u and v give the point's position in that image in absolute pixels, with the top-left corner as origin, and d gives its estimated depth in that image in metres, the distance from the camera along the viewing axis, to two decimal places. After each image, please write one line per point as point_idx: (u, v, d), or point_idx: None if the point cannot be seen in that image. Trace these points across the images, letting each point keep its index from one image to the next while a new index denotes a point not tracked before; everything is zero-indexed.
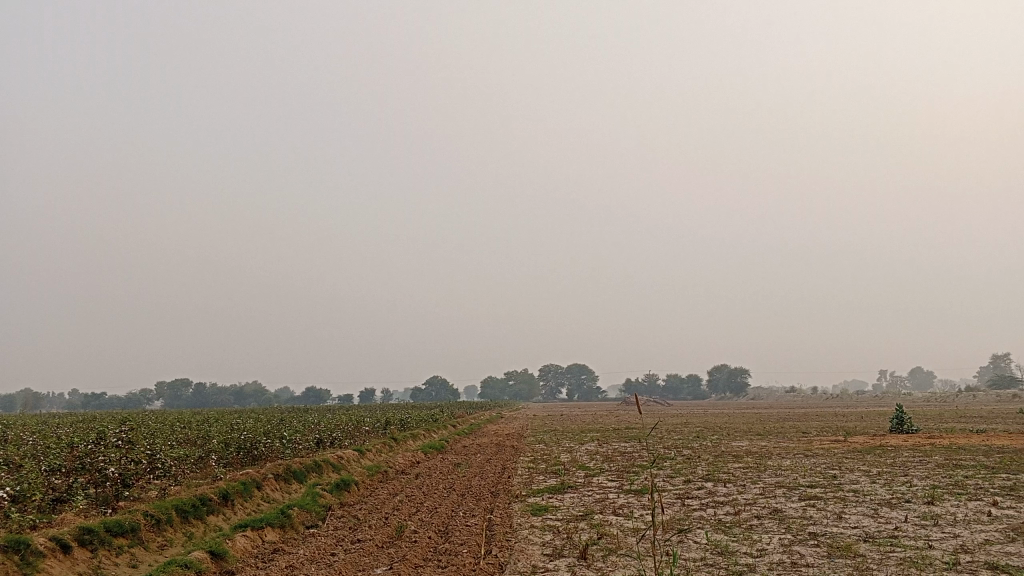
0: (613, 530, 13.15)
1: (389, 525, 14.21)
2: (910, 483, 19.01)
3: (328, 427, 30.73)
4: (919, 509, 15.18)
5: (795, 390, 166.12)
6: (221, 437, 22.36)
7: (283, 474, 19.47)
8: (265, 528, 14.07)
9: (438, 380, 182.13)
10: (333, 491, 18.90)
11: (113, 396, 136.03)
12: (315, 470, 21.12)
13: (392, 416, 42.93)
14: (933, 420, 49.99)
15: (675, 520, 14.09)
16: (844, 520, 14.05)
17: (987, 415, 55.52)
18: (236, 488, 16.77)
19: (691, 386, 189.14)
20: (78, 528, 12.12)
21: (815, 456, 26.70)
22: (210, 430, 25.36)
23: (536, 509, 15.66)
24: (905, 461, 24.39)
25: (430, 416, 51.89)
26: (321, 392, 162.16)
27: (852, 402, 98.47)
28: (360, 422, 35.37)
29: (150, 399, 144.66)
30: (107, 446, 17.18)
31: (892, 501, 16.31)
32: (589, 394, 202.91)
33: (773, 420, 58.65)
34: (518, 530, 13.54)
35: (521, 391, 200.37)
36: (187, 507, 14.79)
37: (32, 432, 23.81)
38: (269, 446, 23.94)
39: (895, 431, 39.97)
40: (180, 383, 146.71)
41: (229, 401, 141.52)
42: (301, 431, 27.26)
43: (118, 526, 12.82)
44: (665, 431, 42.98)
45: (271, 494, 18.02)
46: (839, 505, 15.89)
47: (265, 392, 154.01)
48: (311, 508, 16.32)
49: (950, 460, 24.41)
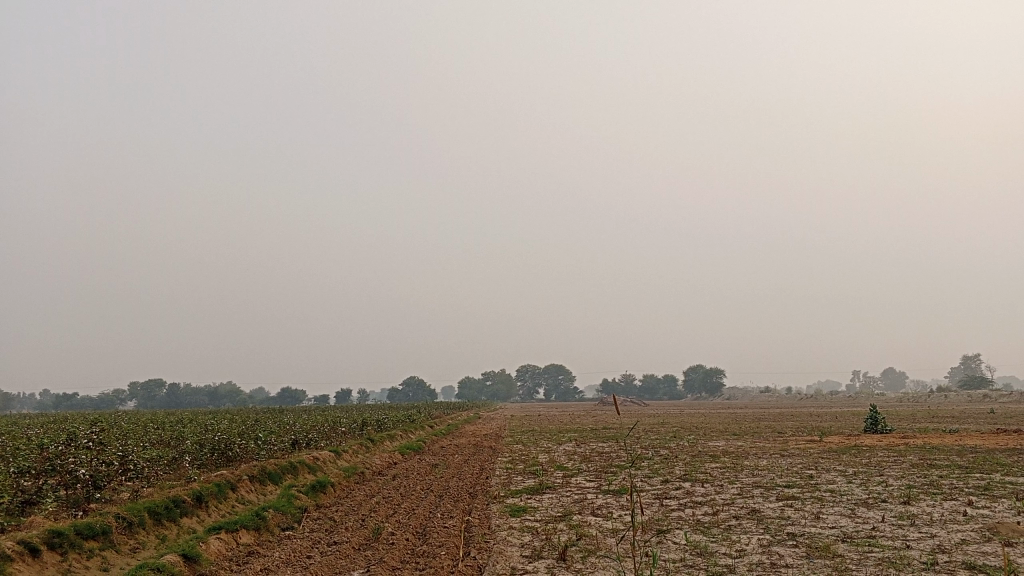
0: (592, 531, 13.09)
1: (367, 527, 14.05)
2: (886, 483, 19.13)
3: (305, 427, 30.53)
4: (896, 509, 15.25)
5: (770, 390, 167.42)
6: (195, 438, 22.13)
7: (258, 475, 19.26)
8: (240, 531, 13.86)
9: (415, 380, 181.50)
10: (309, 492, 18.71)
11: (85, 397, 134.50)
12: (291, 471, 20.92)
13: (369, 416, 42.72)
14: (907, 421, 50.51)
15: (654, 520, 14.08)
16: (822, 520, 14.09)
17: (959, 415, 56.13)
18: (210, 490, 16.55)
19: (667, 387, 189.92)
20: (48, 531, 11.89)
21: (792, 456, 26.86)
22: (184, 430, 25.07)
23: (514, 510, 15.58)
24: (881, 461, 24.58)
25: (408, 416, 51.69)
26: (297, 393, 160.98)
27: (827, 403, 99.29)
28: (337, 423, 35.14)
29: (123, 399, 142.85)
30: (79, 447, 16.93)
31: (869, 500, 16.39)
32: (567, 394, 203.28)
33: (750, 420, 59.00)
34: (497, 531, 13.45)
35: (498, 392, 200.37)
36: (159, 509, 14.57)
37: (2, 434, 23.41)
38: (244, 448, 23.73)
39: (871, 431, 40.31)
40: (154, 384, 145.28)
41: (204, 402, 140.18)
42: (276, 431, 27.03)
43: (89, 529, 12.58)
44: (643, 431, 43.08)
45: (246, 495, 17.81)
46: (817, 505, 15.94)
47: (240, 393, 152.73)
48: (287, 510, 16.11)
49: (925, 460, 24.61)
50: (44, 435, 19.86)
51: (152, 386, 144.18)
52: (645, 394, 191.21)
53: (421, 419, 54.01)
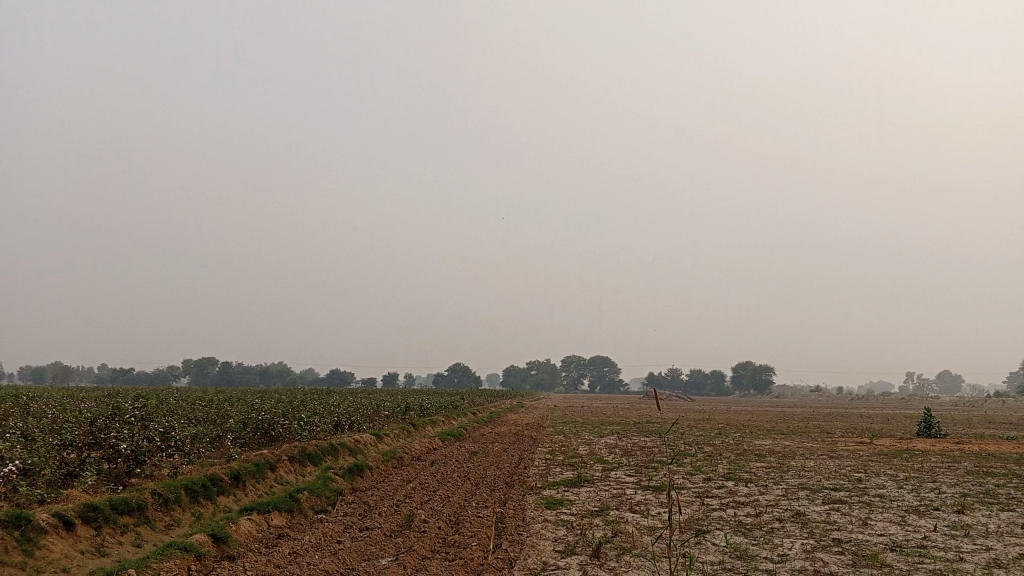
0: (628, 528, 12.73)
1: (400, 514, 13.89)
2: (938, 490, 18.41)
3: (349, 409, 30.65)
4: (949, 518, 14.58)
5: (820, 389, 164.47)
6: (239, 416, 22.26)
7: (297, 456, 19.30)
8: (272, 512, 13.78)
9: (459, 366, 181.59)
10: (346, 475, 18.65)
11: (140, 372, 137.68)
12: (332, 453, 20.93)
13: (412, 401, 42.74)
14: (963, 425, 49.05)
15: (693, 520, 13.66)
16: (871, 527, 13.53)
17: (1016, 421, 54.36)
18: (248, 469, 16.59)
19: (714, 383, 188.01)
20: (83, 505, 11.93)
21: (841, 459, 26.07)
22: (229, 408, 25.31)
23: (551, 502, 15.33)
24: (934, 467, 23.72)
25: (451, 402, 51.64)
26: (345, 375, 162.46)
27: (881, 406, 96.79)
28: (380, 407, 35.25)
29: (175, 376, 145.40)
30: (121, 421, 17.04)
31: (921, 508, 15.71)
32: (612, 386, 202.66)
33: (798, 419, 57.95)
34: (531, 523, 13.17)
35: (543, 382, 200.45)
36: (196, 487, 14.61)
37: (54, 406, 23.81)
38: (286, 428, 23.85)
39: (923, 435, 39.07)
40: (206, 361, 148.17)
41: (253, 382, 142.14)
42: (319, 413, 27.12)
43: (125, 504, 12.61)
44: (688, 427, 42.43)
45: (284, 476, 17.85)
46: (866, 510, 15.37)
47: (289, 373, 154.91)
48: (322, 493, 16.04)
49: (980, 468, 23.69)
50: (91, 409, 20.11)
51: (204, 364, 147.28)
52: (692, 389, 189.77)
53: (464, 405, 53.90)
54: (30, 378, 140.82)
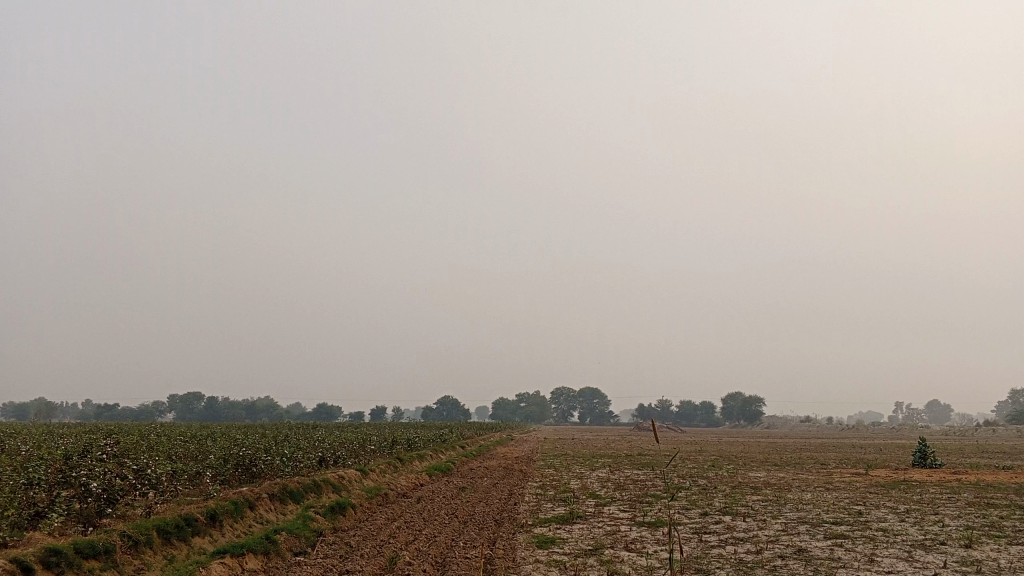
0: (625, 569, 12.09)
1: (383, 556, 13.19)
2: (943, 523, 17.81)
3: (334, 445, 29.86)
4: (957, 553, 13.99)
5: (810, 419, 164.10)
6: (220, 452, 21.51)
7: (278, 494, 18.56)
8: (247, 555, 13.05)
9: (449, 399, 180.23)
10: (328, 514, 17.89)
11: (126, 408, 136.09)
12: (315, 491, 20.18)
13: (399, 435, 41.88)
14: (958, 455, 48.43)
15: (693, 558, 13.06)
16: (878, 564, 12.90)
17: (1011, 451, 53.82)
18: (226, 508, 15.85)
19: (705, 414, 187.70)
20: (45, 549, 11.18)
21: (838, 490, 25.51)
22: (210, 444, 24.51)
23: (542, 540, 14.71)
24: (933, 498, 23.15)
25: (439, 436, 50.87)
26: (334, 410, 161.70)
27: (871, 435, 96.17)
28: (365, 441, 34.44)
29: (161, 412, 143.54)
30: (95, 459, 16.29)
31: (927, 543, 15.13)
32: (602, 418, 202.01)
33: (792, 451, 57.22)
34: (522, 564, 12.53)
35: (532, 414, 199.74)
36: (170, 528, 13.89)
37: (31, 442, 23.04)
38: (269, 464, 23.07)
39: (918, 465, 38.46)
40: (192, 397, 146.75)
41: (241, 417, 140.33)
42: (303, 448, 26.34)
43: (90, 548, 11.89)
44: (680, 459, 41.87)
45: (264, 515, 17.13)
46: (870, 545, 14.77)
47: (277, 409, 153.89)
48: (301, 534, 15.31)
49: (981, 498, 23.15)
50: (66, 445, 19.24)
51: (191, 399, 146.10)
52: (683, 421, 189.39)
53: (454, 439, 53.15)
54: (13, 415, 138.39)
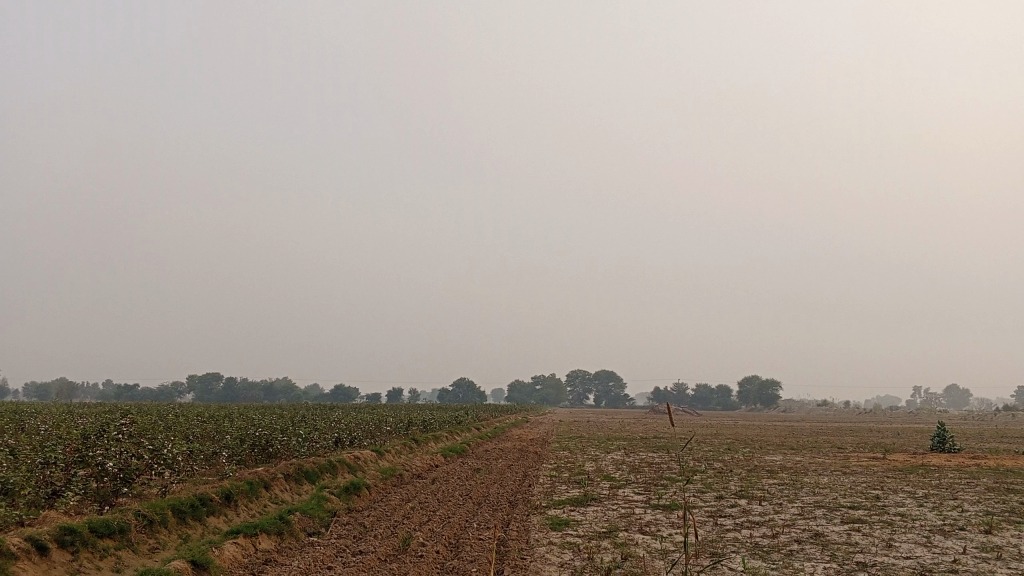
0: (638, 552, 12.01)
1: (397, 536, 13.16)
2: (961, 508, 17.60)
3: (350, 425, 29.91)
4: (977, 539, 13.81)
5: (827, 403, 163.54)
6: (236, 433, 21.56)
7: (294, 474, 18.60)
8: (260, 535, 13.05)
9: (465, 380, 180.86)
10: (342, 494, 17.91)
11: (145, 389, 137.29)
12: (330, 471, 20.21)
13: (414, 416, 41.95)
14: (977, 440, 48.03)
15: (707, 542, 12.96)
16: (895, 549, 12.73)
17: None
18: (241, 488, 15.88)
19: (721, 397, 187.36)
20: (60, 528, 11.21)
21: (855, 475, 25.29)
22: (226, 424, 24.58)
23: (556, 523, 14.65)
24: (952, 483, 22.91)
25: (455, 417, 50.93)
26: (352, 391, 162.52)
27: (889, 419, 95.73)
28: (381, 422, 34.46)
29: (180, 392, 144.60)
30: (111, 438, 16.35)
31: (946, 528, 14.94)
32: (618, 400, 202.07)
33: (809, 434, 57.02)
34: (535, 546, 12.47)
35: (548, 397, 200.04)
36: (184, 507, 13.91)
37: (49, 422, 23.18)
38: (285, 444, 23.12)
39: (937, 450, 38.11)
40: (212, 377, 147.88)
41: (260, 398, 141.32)
42: (319, 428, 26.37)
43: (105, 526, 11.92)
44: (696, 442, 41.72)
45: (279, 495, 17.16)
46: (888, 530, 14.59)
47: (295, 389, 154.85)
48: (315, 514, 15.31)
49: (1001, 484, 22.89)
50: (84, 425, 19.34)
51: (210, 379, 147.21)
52: (699, 404, 189.07)
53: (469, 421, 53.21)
54: (35, 394, 139.95)
